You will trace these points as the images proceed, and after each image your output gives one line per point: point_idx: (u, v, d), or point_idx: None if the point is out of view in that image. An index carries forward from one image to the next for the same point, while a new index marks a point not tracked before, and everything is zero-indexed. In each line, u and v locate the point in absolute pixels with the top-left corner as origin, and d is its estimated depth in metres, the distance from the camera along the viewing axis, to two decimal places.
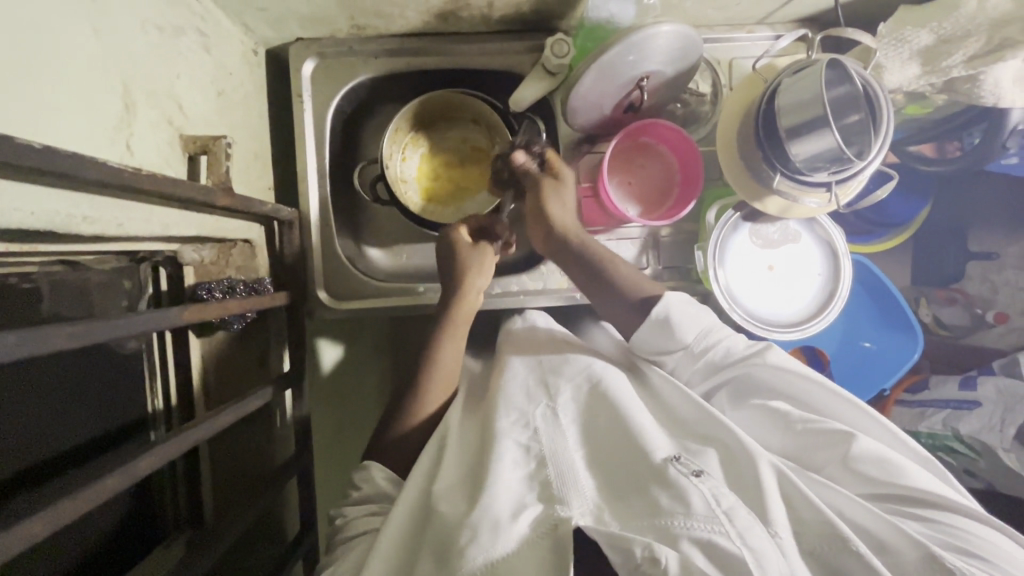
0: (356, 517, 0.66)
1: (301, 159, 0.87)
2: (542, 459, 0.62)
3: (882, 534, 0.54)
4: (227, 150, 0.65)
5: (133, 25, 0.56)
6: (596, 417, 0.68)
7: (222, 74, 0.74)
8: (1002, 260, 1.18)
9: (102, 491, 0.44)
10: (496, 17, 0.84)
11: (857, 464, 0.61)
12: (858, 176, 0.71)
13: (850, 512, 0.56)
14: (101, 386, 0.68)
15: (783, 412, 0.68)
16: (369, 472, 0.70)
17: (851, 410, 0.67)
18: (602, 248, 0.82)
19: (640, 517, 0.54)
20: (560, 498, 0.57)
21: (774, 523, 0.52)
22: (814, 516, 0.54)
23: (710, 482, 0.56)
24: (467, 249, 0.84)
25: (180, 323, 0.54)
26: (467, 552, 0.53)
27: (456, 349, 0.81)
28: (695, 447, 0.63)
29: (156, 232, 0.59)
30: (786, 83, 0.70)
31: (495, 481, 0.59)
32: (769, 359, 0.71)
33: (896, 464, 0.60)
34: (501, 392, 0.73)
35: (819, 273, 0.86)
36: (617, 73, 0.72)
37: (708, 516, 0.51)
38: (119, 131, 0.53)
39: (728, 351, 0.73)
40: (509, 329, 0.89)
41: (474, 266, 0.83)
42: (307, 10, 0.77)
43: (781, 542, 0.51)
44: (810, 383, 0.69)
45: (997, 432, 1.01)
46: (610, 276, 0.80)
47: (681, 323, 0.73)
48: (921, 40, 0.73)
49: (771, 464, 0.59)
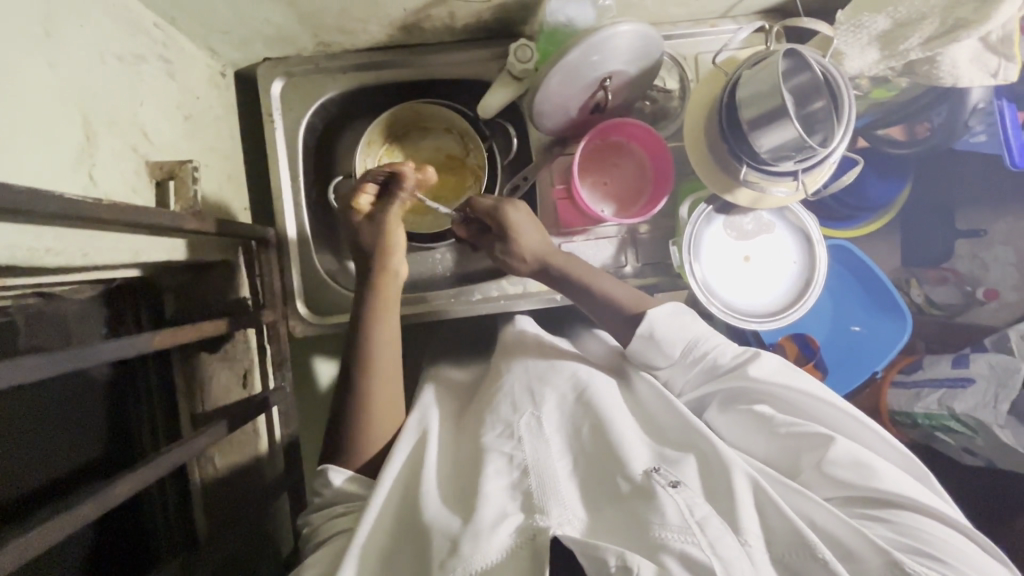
0: (323, 522, 0.67)
1: (276, 177, 0.88)
2: (524, 470, 0.62)
3: (847, 540, 0.54)
4: (194, 175, 0.65)
5: (91, 56, 0.56)
6: (579, 427, 0.68)
7: (189, 98, 0.75)
8: (989, 236, 1.21)
9: (70, 522, 0.44)
10: (459, 26, 0.84)
11: (833, 468, 0.61)
12: (824, 163, 0.71)
13: (822, 520, 0.57)
14: (83, 413, 0.69)
15: (766, 417, 0.67)
16: (328, 479, 0.69)
17: (834, 413, 0.66)
18: (583, 267, 0.82)
19: (624, 531, 0.54)
20: (541, 507, 0.57)
21: (744, 531, 0.54)
22: (784, 524, 0.54)
23: (686, 494, 0.56)
24: (366, 226, 0.79)
25: (152, 348, 0.55)
26: (448, 561, 0.53)
27: (391, 333, 0.78)
28: (674, 456, 0.63)
29: (126, 259, 0.59)
30: (746, 76, 0.70)
31: (480, 492, 0.59)
32: (753, 376, 0.69)
33: (874, 468, 0.60)
34: (489, 406, 0.72)
35: (795, 260, 0.87)
36: (580, 75, 0.73)
37: (683, 527, 0.52)
38: (80, 162, 0.53)
39: (714, 362, 0.73)
40: (503, 336, 0.88)
41: (377, 241, 0.79)
42: (270, 30, 0.78)
43: (750, 550, 0.52)
44: (798, 393, 0.68)
45: (991, 409, 1.00)
46: (594, 292, 0.80)
47: (666, 337, 0.74)
48: (878, 25, 0.73)
49: (746, 474, 0.59)
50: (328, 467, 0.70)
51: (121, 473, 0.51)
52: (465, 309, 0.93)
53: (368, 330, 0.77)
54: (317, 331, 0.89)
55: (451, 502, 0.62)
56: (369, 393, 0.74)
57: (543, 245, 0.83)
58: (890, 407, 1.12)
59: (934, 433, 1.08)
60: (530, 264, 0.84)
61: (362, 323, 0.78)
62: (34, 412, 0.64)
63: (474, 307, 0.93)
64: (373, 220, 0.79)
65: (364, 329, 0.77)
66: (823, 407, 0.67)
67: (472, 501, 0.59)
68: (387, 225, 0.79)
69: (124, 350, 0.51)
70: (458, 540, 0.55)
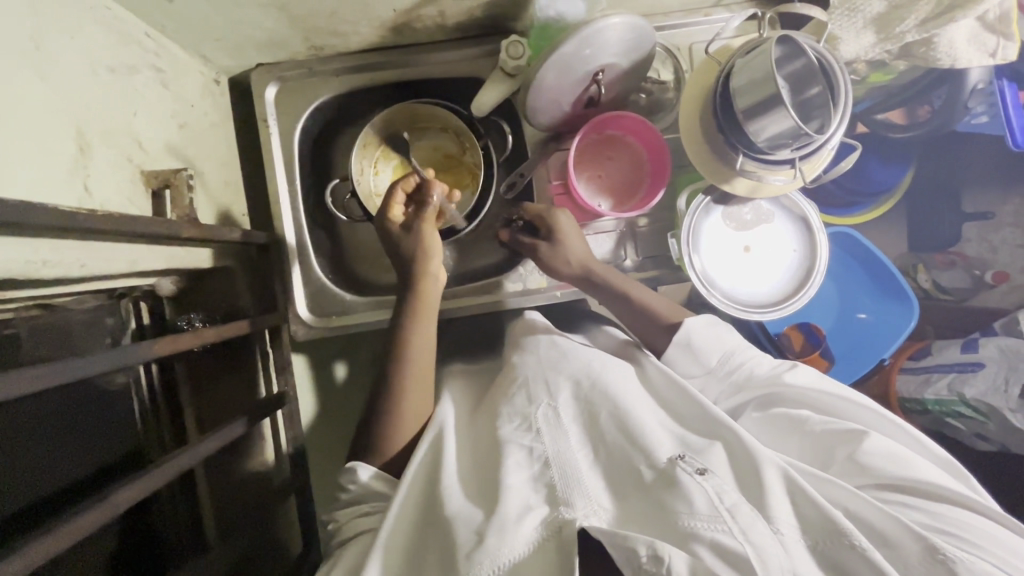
0: (350, 519, 0.68)
1: (272, 181, 0.88)
2: (545, 462, 0.62)
3: (884, 526, 0.54)
4: (189, 182, 0.65)
5: (83, 68, 0.57)
6: (597, 414, 0.66)
7: (183, 107, 0.75)
8: (997, 218, 1.20)
9: (77, 530, 0.45)
10: (450, 25, 0.84)
11: (868, 461, 0.61)
12: (821, 149, 0.70)
13: (854, 508, 0.56)
14: (90, 423, 0.70)
15: (800, 418, 0.68)
16: (357, 475, 0.68)
17: (867, 413, 0.67)
18: (622, 278, 0.82)
19: (652, 518, 0.55)
20: (565, 499, 0.58)
21: (776, 519, 0.54)
22: (816, 512, 0.54)
23: (714, 481, 0.56)
24: (405, 236, 0.80)
25: (152, 356, 0.55)
26: (473, 555, 0.54)
27: (426, 339, 0.78)
28: (699, 444, 0.63)
29: (123, 268, 0.59)
30: (739, 65, 0.70)
31: (503, 486, 0.60)
32: (791, 383, 0.70)
33: (908, 462, 0.61)
34: (501, 397, 0.72)
35: (794, 247, 0.86)
36: (572, 69, 0.72)
37: (711, 515, 0.52)
38: (75, 174, 0.54)
39: (750, 373, 0.73)
40: (515, 325, 0.87)
41: (415, 246, 0.79)
42: (261, 36, 0.78)
43: (783, 538, 0.52)
44: (828, 395, 0.68)
45: (1002, 394, 1.00)
46: (631, 299, 0.80)
47: (703, 348, 0.74)
48: (874, 8, 0.71)
49: (777, 466, 0.58)
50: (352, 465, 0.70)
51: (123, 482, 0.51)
52: (466, 308, 0.93)
53: (405, 335, 0.77)
54: (317, 334, 0.90)
55: (472, 496, 0.62)
56: (403, 394, 0.74)
57: (586, 254, 0.82)
58: (900, 394, 1.11)
59: (946, 419, 1.07)
60: (575, 270, 0.82)
61: (401, 324, 0.78)
62: (40, 420, 0.65)
63: (476, 302, 0.93)
64: (409, 230, 0.80)
65: (399, 331, 0.78)
66: (852, 407, 0.68)
67: (493, 497, 0.60)
68: (424, 230, 0.80)
69: (124, 359, 0.52)
70: (479, 532, 0.56)
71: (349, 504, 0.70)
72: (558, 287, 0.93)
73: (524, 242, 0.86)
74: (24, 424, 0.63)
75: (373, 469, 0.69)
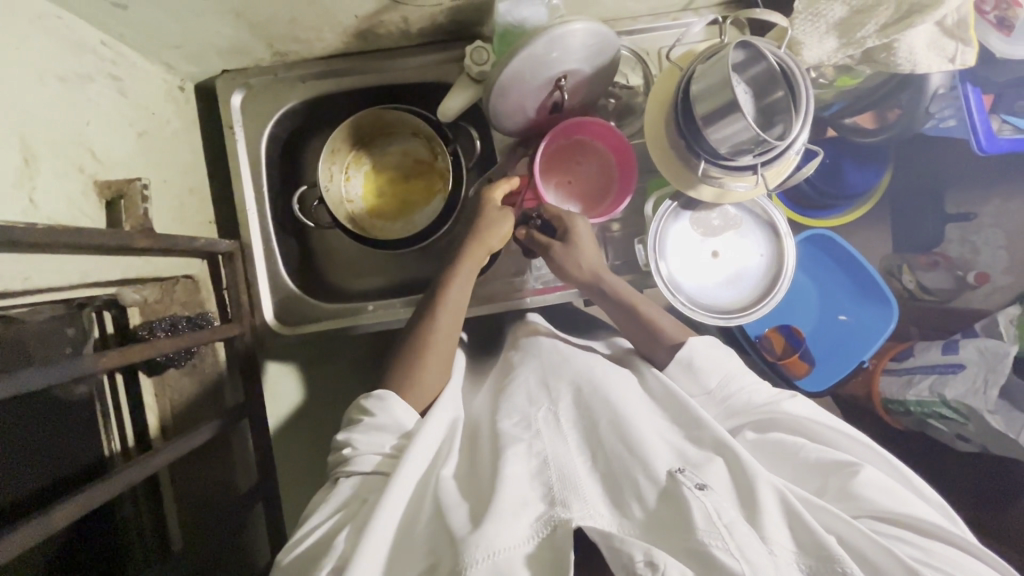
0: (366, 450, 0.65)
1: (238, 188, 0.87)
2: (544, 460, 0.61)
3: (874, 555, 0.53)
4: (143, 192, 0.66)
5: (30, 77, 0.56)
6: (596, 422, 0.66)
7: (143, 115, 0.74)
8: (979, 220, 1.21)
9: (13, 546, 0.44)
10: (414, 31, 0.84)
11: (861, 492, 0.60)
12: (783, 156, 0.70)
13: (850, 537, 0.55)
14: (47, 436, 0.69)
15: (796, 445, 0.66)
16: (386, 402, 0.69)
17: (861, 447, 0.66)
18: (635, 294, 0.82)
19: (664, 531, 0.53)
20: (561, 500, 0.56)
21: (771, 540, 0.52)
22: (810, 538, 0.52)
23: (713, 497, 0.55)
24: (494, 211, 0.82)
25: (98, 369, 0.53)
26: (467, 539, 0.52)
27: (451, 323, 0.78)
28: (698, 459, 0.61)
29: (73, 280, 0.61)
30: (700, 70, 0.69)
31: (501, 479, 0.58)
32: (789, 411, 0.69)
33: (903, 497, 0.60)
34: (504, 395, 0.73)
35: (761, 252, 0.86)
36: (534, 75, 0.72)
37: (709, 530, 0.51)
38: (20, 186, 0.53)
39: (748, 400, 0.72)
40: (515, 334, 0.90)
41: (487, 224, 0.81)
42: (223, 43, 0.77)
43: (777, 559, 0.50)
44: (824, 427, 0.67)
45: (981, 395, 0.98)
46: (638, 309, 0.81)
47: (703, 368, 0.73)
48: (836, 14, 0.71)
49: (773, 487, 0.57)
50: (387, 395, 0.69)
51: (59, 501, 0.50)
52: None
53: (452, 280, 0.79)
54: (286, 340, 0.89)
55: (464, 489, 0.61)
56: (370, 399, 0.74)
57: (603, 266, 0.83)
58: (884, 395, 1.14)
59: (927, 421, 1.07)
60: (585, 276, 0.83)
61: (451, 269, 0.80)
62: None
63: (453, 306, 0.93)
64: (501, 212, 0.82)
65: (443, 277, 0.80)
66: (847, 441, 0.66)
67: (488, 494, 0.57)
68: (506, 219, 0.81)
69: (71, 372, 0.50)
70: (475, 522, 0.54)
71: (367, 428, 0.67)
72: (530, 293, 0.94)
73: (538, 240, 0.85)
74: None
75: (416, 415, 0.70)
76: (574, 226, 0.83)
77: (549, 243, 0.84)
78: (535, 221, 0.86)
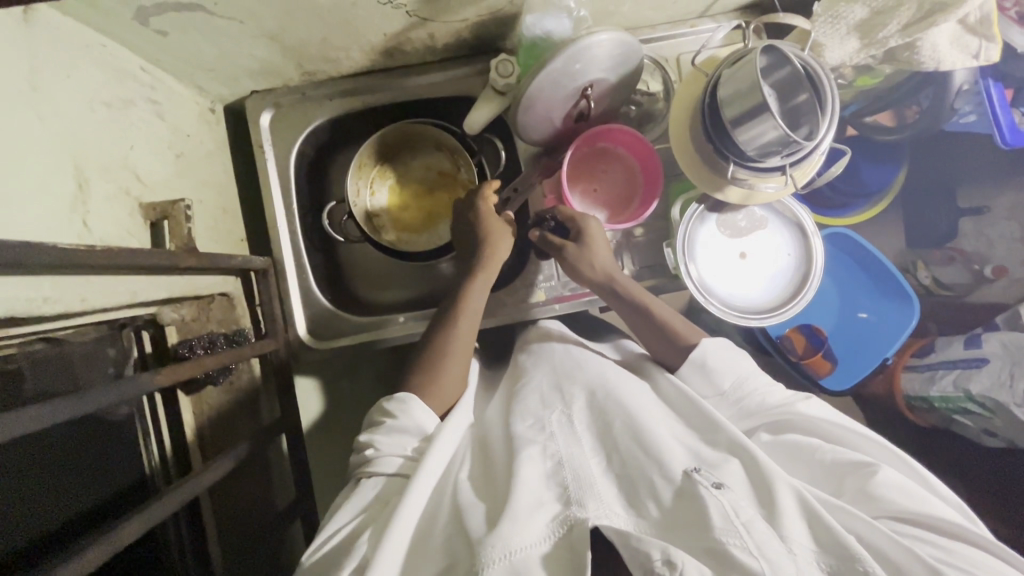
0: (387, 450, 0.65)
1: (269, 206, 0.89)
2: (559, 461, 0.61)
3: (897, 557, 0.51)
4: (186, 213, 0.68)
5: (79, 104, 0.57)
6: (611, 425, 0.65)
7: (180, 137, 0.76)
8: (993, 213, 1.20)
9: (85, 565, 0.45)
10: (439, 46, 0.85)
11: (880, 492, 0.58)
12: (813, 154, 0.70)
13: (869, 536, 0.53)
14: (92, 460, 0.69)
15: (811, 447, 0.65)
16: (405, 405, 0.69)
17: (875, 447, 0.64)
18: (644, 293, 0.82)
19: (683, 529, 0.52)
20: (577, 499, 0.56)
21: (789, 538, 0.51)
22: (832, 538, 0.50)
23: (730, 496, 0.54)
24: (497, 224, 0.84)
25: (154, 387, 0.53)
26: (484, 539, 0.52)
27: (467, 340, 0.79)
28: (714, 459, 0.60)
29: (123, 299, 0.63)
30: (726, 75, 0.70)
31: (517, 478, 0.58)
32: (804, 412, 0.68)
33: (923, 497, 0.58)
34: (516, 398, 0.73)
35: (789, 252, 0.87)
36: (563, 86, 0.72)
37: (726, 529, 0.49)
38: (74, 211, 0.55)
39: (761, 401, 0.72)
40: (524, 338, 0.91)
41: (484, 245, 0.82)
42: (255, 65, 0.79)
43: (797, 557, 0.49)
44: (841, 430, 0.66)
45: (1007, 389, 0.97)
46: (650, 310, 0.80)
47: (716, 368, 0.73)
48: (857, 15, 0.72)
49: (793, 490, 0.55)
50: (409, 397, 0.70)
51: (119, 522, 0.51)
52: None
53: (460, 308, 0.80)
54: (316, 354, 0.90)
55: (481, 490, 0.60)
56: None
57: (614, 266, 0.83)
58: (907, 392, 1.12)
59: (954, 416, 1.06)
60: (598, 276, 0.83)
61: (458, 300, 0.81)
62: (35, 462, 0.62)
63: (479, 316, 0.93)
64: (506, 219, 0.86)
65: (452, 305, 0.81)
66: (859, 442, 0.65)
67: (504, 493, 0.57)
68: (498, 238, 0.83)
69: (128, 392, 0.50)
70: (491, 523, 0.54)
71: (391, 429, 0.67)
72: (557, 301, 0.94)
73: (551, 240, 0.85)
74: (11, 465, 0.59)
75: (435, 417, 0.71)
76: (584, 225, 0.83)
77: (561, 243, 0.84)
78: (548, 221, 0.88)
